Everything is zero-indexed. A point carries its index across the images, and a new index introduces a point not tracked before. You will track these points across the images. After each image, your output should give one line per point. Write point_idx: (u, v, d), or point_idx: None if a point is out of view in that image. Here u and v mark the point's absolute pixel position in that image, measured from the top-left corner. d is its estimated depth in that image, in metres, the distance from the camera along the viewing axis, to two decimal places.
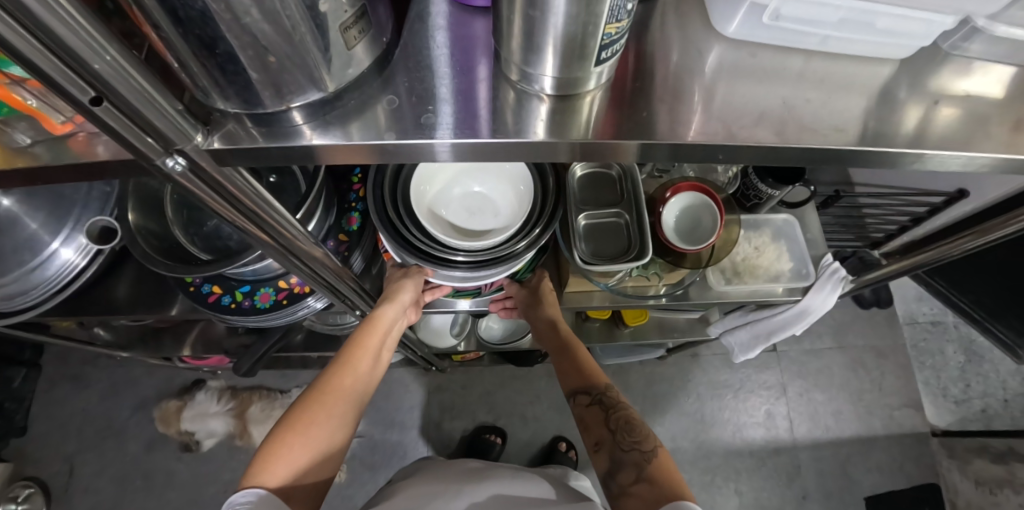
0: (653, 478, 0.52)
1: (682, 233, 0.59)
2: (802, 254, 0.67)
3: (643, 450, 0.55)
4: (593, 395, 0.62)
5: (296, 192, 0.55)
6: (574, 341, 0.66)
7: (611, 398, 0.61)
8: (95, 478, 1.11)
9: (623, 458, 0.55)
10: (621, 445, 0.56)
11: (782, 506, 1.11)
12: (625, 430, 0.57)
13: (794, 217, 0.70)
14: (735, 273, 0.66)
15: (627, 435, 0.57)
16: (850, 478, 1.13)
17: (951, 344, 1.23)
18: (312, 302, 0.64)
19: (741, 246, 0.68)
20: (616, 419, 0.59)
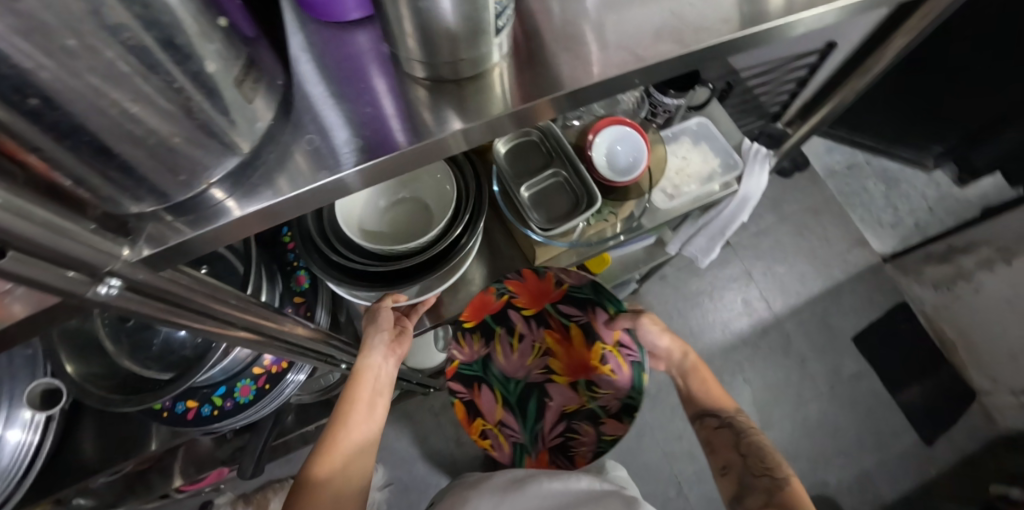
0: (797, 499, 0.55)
1: (617, 167, 0.61)
2: (724, 148, 0.72)
3: (779, 477, 0.57)
4: (723, 420, 0.66)
5: (235, 273, 0.51)
6: (701, 369, 0.72)
7: (738, 425, 0.65)
8: None
9: (752, 482, 0.58)
10: (750, 469, 0.60)
11: (787, 376, 1.20)
12: (755, 457, 0.61)
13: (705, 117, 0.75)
14: (674, 186, 0.70)
15: (757, 461, 0.60)
16: (831, 327, 1.24)
17: (870, 179, 1.35)
18: (293, 377, 0.61)
19: (670, 161, 0.71)
20: (744, 451, 0.62)
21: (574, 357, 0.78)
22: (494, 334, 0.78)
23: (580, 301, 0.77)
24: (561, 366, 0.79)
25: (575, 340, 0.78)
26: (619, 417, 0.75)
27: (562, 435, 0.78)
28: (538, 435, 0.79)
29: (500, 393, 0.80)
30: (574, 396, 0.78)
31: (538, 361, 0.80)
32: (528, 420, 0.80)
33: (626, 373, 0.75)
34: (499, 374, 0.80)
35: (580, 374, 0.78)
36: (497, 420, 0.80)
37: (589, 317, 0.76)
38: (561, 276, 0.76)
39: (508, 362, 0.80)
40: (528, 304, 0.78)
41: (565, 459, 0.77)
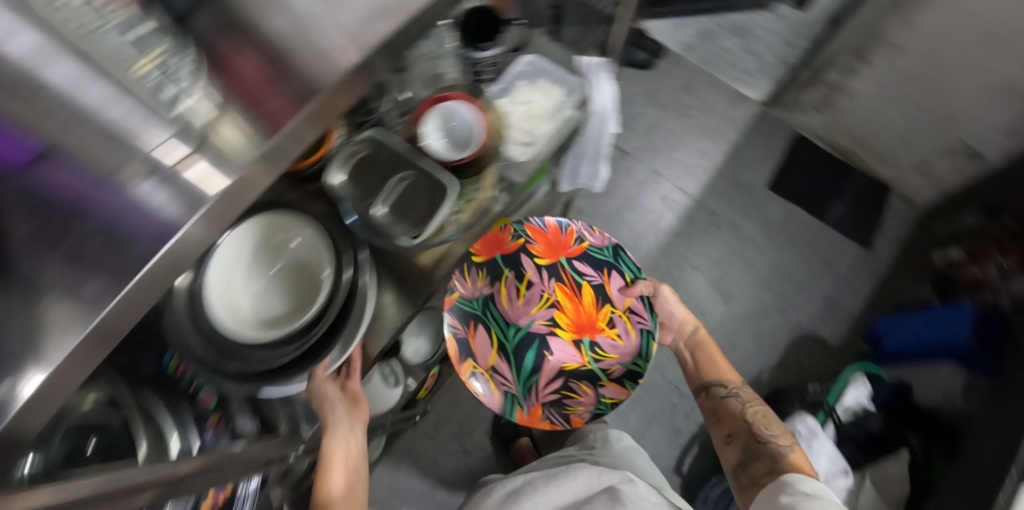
0: (798, 461, 0.72)
1: (454, 145, 0.60)
2: (562, 75, 0.70)
3: (783, 442, 0.76)
4: (731, 390, 0.83)
5: (125, 434, 0.46)
6: (710, 348, 0.89)
7: (746, 398, 0.82)
8: None
9: (757, 450, 0.75)
10: (755, 438, 0.77)
11: (726, 247, 1.25)
12: (763, 423, 0.78)
13: (533, 53, 0.72)
14: (529, 131, 0.67)
15: (762, 431, 0.77)
16: (744, 186, 1.29)
17: (723, 36, 1.38)
18: (247, 490, 0.57)
19: (516, 109, 0.68)
20: (750, 419, 0.79)
21: (584, 317, 0.91)
22: (503, 276, 0.90)
23: (597, 260, 0.90)
24: (567, 321, 0.91)
25: (586, 300, 0.91)
26: (621, 382, 0.87)
27: (556, 394, 0.89)
28: (531, 389, 0.89)
29: (499, 336, 0.90)
30: (575, 354, 0.90)
31: (541, 312, 0.92)
32: (523, 377, 0.90)
33: (630, 343, 0.88)
34: (501, 316, 0.90)
35: (586, 333, 0.90)
36: (491, 365, 0.88)
37: (603, 279, 0.90)
38: (582, 234, 0.90)
39: (513, 307, 0.91)
40: (544, 254, 0.91)
41: (556, 417, 0.89)
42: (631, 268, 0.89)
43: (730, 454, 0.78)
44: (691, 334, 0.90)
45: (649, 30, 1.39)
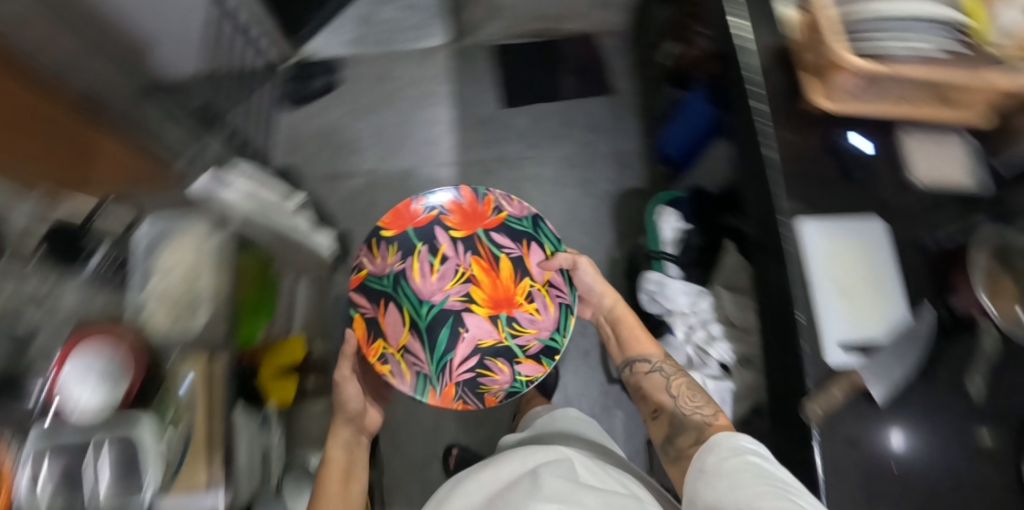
0: (719, 428, 0.75)
1: (105, 383, 0.68)
2: (167, 246, 0.90)
3: (704, 413, 0.79)
4: (655, 365, 0.89)
5: None
6: (631, 323, 0.96)
7: (671, 371, 0.87)
8: None
9: (685, 421, 0.79)
10: (682, 409, 0.81)
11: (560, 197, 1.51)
12: (685, 397, 0.82)
13: (135, 239, 0.89)
14: (170, 319, 0.84)
15: (692, 400, 0.81)
16: (485, 120, 1.57)
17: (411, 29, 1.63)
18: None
19: (153, 285, 0.86)
20: (677, 392, 0.84)
21: (501, 293, 1.07)
22: (414, 250, 1.06)
23: (516, 231, 1.06)
24: (484, 297, 1.07)
25: (503, 274, 1.07)
26: (537, 358, 1.02)
27: (470, 373, 1.02)
28: (445, 368, 1.02)
29: (413, 313, 1.05)
30: (490, 330, 1.06)
31: (456, 291, 1.08)
32: (437, 356, 1.03)
33: (552, 320, 1.03)
34: (416, 295, 1.06)
35: (502, 309, 1.06)
36: (402, 345, 1.01)
37: (521, 252, 1.05)
38: (499, 206, 1.06)
39: (424, 284, 1.07)
40: (459, 226, 1.07)
41: (469, 397, 1.00)
42: (551, 241, 1.03)
43: (660, 427, 0.83)
44: (614, 310, 0.99)
45: (312, 51, 1.59)
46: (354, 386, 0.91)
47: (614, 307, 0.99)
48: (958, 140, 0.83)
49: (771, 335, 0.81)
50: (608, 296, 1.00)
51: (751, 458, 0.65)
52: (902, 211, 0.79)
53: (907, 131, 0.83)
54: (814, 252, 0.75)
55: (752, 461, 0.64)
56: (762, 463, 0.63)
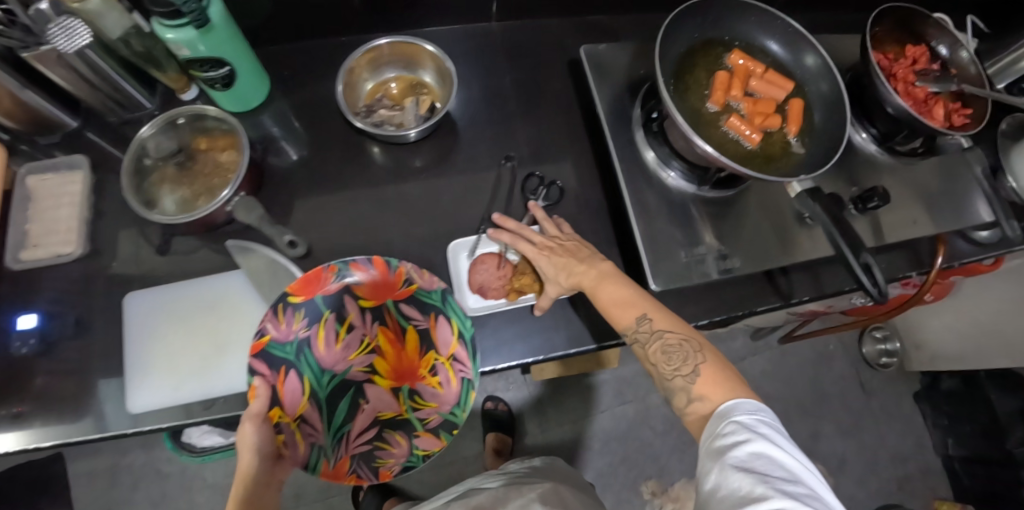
0: (706, 392, 0.47)
1: None
2: None
3: (686, 375, 0.49)
4: (631, 333, 0.52)
5: None
6: (586, 266, 0.57)
7: (654, 328, 0.51)
8: (876, 461, 1.14)
9: (672, 384, 0.49)
10: (666, 372, 0.50)
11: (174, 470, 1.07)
12: (662, 363, 0.50)
13: None
14: None
15: (672, 362, 0.50)
16: None
17: None
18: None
19: None
20: (687, 394, 0.48)
21: (405, 363, 0.64)
22: (321, 319, 0.60)
23: (422, 305, 0.62)
24: (387, 369, 0.64)
25: (410, 345, 0.64)
26: (437, 430, 0.61)
27: (368, 446, 0.61)
28: (342, 438, 0.61)
29: (312, 386, 0.61)
30: (393, 401, 0.63)
31: (363, 361, 0.64)
32: (335, 422, 0.61)
33: (451, 391, 0.61)
34: (316, 366, 0.61)
35: (405, 382, 0.64)
36: (301, 414, 0.58)
37: (428, 326, 0.62)
38: (411, 275, 0.60)
39: (328, 356, 0.62)
40: (369, 297, 0.62)
41: (368, 467, 0.60)
42: (458, 316, 0.59)
43: (672, 397, 0.50)
44: (541, 267, 0.59)
45: None
46: (260, 429, 0.50)
47: (584, 268, 0.57)
48: (64, 167, 0.64)
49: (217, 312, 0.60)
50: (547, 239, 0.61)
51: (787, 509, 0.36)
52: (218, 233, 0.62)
53: (24, 174, 0.64)
54: (135, 327, 0.59)
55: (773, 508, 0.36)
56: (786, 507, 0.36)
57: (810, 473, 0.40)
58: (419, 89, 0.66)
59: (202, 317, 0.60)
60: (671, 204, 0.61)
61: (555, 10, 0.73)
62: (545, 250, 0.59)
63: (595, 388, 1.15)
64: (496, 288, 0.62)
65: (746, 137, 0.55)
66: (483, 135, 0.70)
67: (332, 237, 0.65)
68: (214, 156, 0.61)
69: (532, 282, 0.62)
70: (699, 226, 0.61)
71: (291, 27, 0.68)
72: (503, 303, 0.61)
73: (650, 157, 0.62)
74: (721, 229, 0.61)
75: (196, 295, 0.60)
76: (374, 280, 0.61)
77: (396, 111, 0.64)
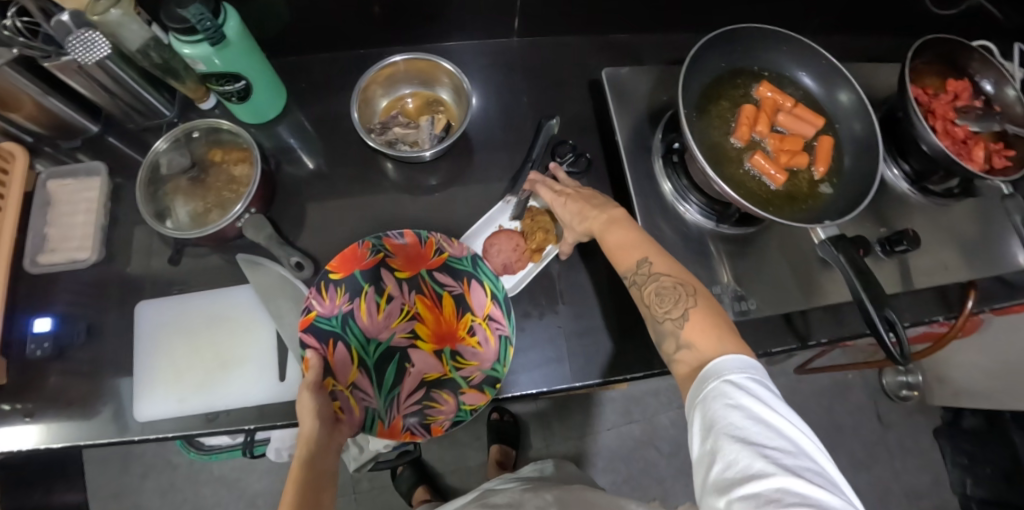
0: (694, 340, 0.45)
1: None
2: None
3: (675, 319, 0.47)
4: (631, 276, 0.51)
5: None
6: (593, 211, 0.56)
7: (653, 271, 0.50)
8: (892, 498, 1.09)
9: (662, 328, 0.48)
10: (659, 315, 0.48)
11: (171, 464, 1.05)
12: (654, 304, 0.49)
13: None
14: None
15: (662, 303, 0.48)
16: None
17: None
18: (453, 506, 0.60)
19: None
20: (675, 337, 0.47)
21: (445, 326, 0.60)
22: (360, 292, 0.58)
23: (456, 272, 0.60)
24: (428, 332, 0.60)
25: (448, 310, 0.60)
26: (482, 385, 0.56)
27: (419, 406, 0.57)
28: (393, 400, 0.57)
29: (360, 354, 0.58)
30: (438, 363, 0.59)
31: (404, 328, 0.60)
32: (386, 386, 0.58)
33: (491, 349, 0.57)
34: (360, 333, 0.58)
35: (446, 344, 0.59)
36: (353, 381, 0.56)
37: (463, 290, 0.59)
38: (442, 244, 0.60)
39: (370, 324, 0.59)
40: (404, 268, 0.60)
41: (422, 427, 0.56)
42: (493, 278, 0.59)
43: (661, 343, 0.48)
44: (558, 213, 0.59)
45: None
46: (317, 396, 0.52)
47: (591, 212, 0.56)
48: (85, 174, 0.65)
49: (227, 326, 0.60)
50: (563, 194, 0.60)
51: (788, 489, 0.33)
52: (232, 245, 0.63)
53: (46, 178, 0.65)
54: (147, 335, 0.59)
55: (771, 487, 0.33)
56: (788, 487, 0.33)
57: (810, 441, 0.37)
58: (436, 107, 0.65)
59: (208, 329, 0.60)
60: (688, 240, 0.59)
61: (579, 28, 0.72)
62: (561, 195, 0.59)
63: (602, 405, 1.13)
64: (518, 258, 0.61)
65: (771, 177, 0.52)
66: (500, 154, 0.68)
67: (341, 253, 0.64)
68: (227, 169, 0.61)
69: (547, 237, 0.61)
70: (716, 264, 0.59)
71: (311, 39, 0.68)
72: (532, 266, 0.61)
73: (667, 189, 0.60)
74: (740, 267, 0.59)
75: (201, 308, 0.61)
76: (407, 249, 0.61)
77: (411, 128, 0.63)
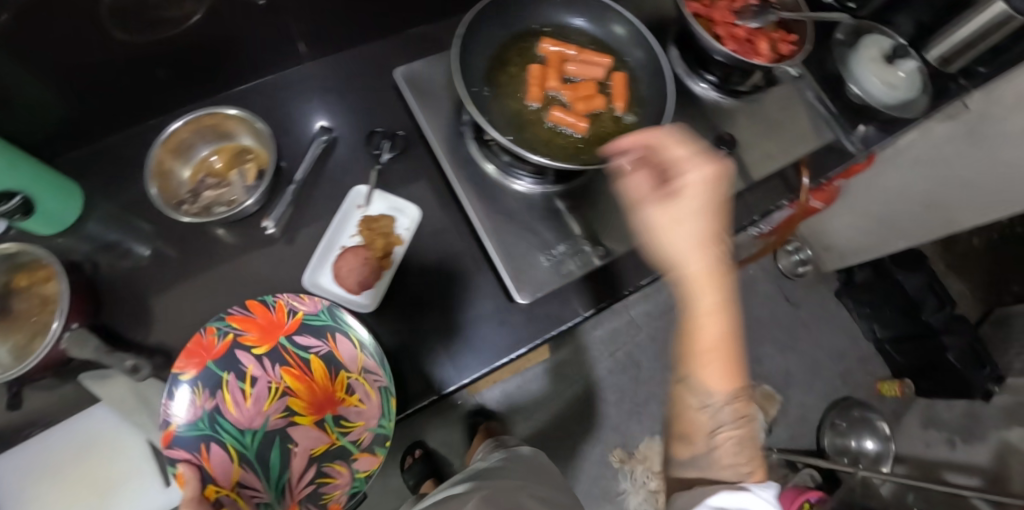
0: (753, 481, 0.37)
1: None
2: None
3: (741, 472, 0.37)
4: (715, 406, 0.36)
5: None
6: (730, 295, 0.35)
7: (738, 414, 0.36)
8: (818, 364, 1.20)
9: (715, 471, 0.37)
10: (708, 460, 0.37)
11: None
12: (726, 451, 0.37)
13: None
14: None
15: (726, 449, 0.37)
16: None
17: None
18: None
19: None
20: (721, 432, 0.37)
21: (320, 391, 0.55)
22: (220, 384, 0.52)
23: (316, 328, 0.55)
24: (305, 404, 0.54)
25: (319, 372, 0.55)
26: (373, 447, 0.53)
27: (313, 486, 0.52)
28: (284, 489, 0.52)
29: (237, 448, 0.52)
30: (323, 434, 0.54)
31: (278, 407, 0.54)
32: (274, 474, 0.53)
33: (373, 403, 0.53)
34: (230, 428, 0.52)
35: (327, 410, 0.55)
36: (236, 481, 0.51)
37: (329, 347, 0.54)
38: (292, 304, 0.54)
39: (240, 414, 0.53)
40: (258, 343, 0.54)
41: (321, 506, 0.52)
42: (356, 330, 0.54)
43: (690, 423, 0.37)
44: (673, 248, 0.36)
45: None
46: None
47: (722, 249, 0.36)
48: None
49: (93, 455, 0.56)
50: (718, 189, 0.36)
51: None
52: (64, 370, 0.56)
53: None
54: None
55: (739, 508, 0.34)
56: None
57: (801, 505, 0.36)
58: (244, 157, 0.61)
59: (77, 464, 0.55)
60: (527, 210, 0.61)
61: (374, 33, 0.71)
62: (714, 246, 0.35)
63: (544, 377, 1.16)
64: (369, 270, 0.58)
65: (574, 127, 0.53)
66: (328, 181, 0.64)
67: (191, 336, 0.58)
68: (36, 292, 0.55)
69: (389, 241, 0.60)
70: (568, 221, 0.61)
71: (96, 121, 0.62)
72: (388, 273, 0.58)
73: (491, 169, 0.61)
74: (585, 217, 0.61)
75: (61, 444, 0.55)
76: (260, 323, 0.54)
77: (223, 187, 0.60)
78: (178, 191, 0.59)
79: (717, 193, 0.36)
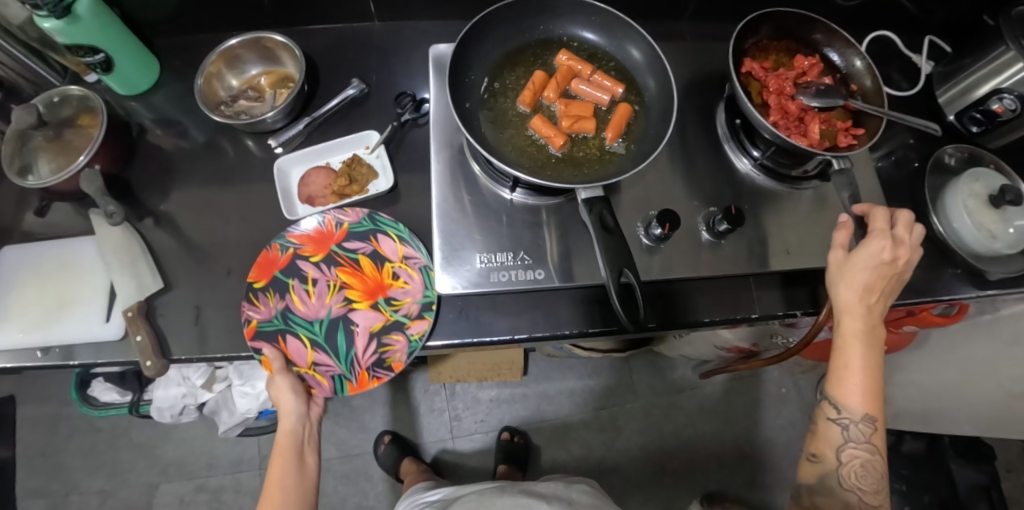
0: None
1: None
2: None
3: (863, 494, 0.51)
4: (845, 417, 0.52)
5: None
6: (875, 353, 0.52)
7: (869, 437, 0.51)
8: None
9: (833, 484, 0.52)
10: (841, 476, 0.52)
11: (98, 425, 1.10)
12: (853, 472, 0.51)
13: None
14: None
15: (858, 468, 0.52)
16: None
17: None
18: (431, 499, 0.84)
19: None
20: (850, 450, 0.52)
21: (371, 280, 0.60)
22: (287, 287, 0.59)
23: (361, 233, 0.62)
24: (360, 292, 0.60)
25: (369, 268, 0.61)
26: (422, 314, 0.58)
27: (375, 354, 0.57)
28: (352, 360, 0.58)
29: (309, 336, 0.58)
30: (379, 313, 0.59)
31: (339, 298, 0.59)
32: (342, 351, 0.58)
33: (417, 281, 0.59)
34: (299, 319, 0.58)
35: (378, 295, 0.60)
36: (312, 360, 0.58)
37: (371, 247, 0.61)
38: (338, 217, 0.62)
39: (307, 308, 0.59)
40: (314, 250, 0.61)
41: (385, 369, 0.57)
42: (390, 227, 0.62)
43: (825, 437, 0.53)
44: (855, 282, 0.52)
45: None
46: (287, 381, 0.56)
47: (871, 313, 0.52)
48: None
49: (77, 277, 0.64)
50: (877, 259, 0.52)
51: None
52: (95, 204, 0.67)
53: None
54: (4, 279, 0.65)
55: None
56: None
57: None
58: (286, 83, 0.69)
59: (63, 277, 0.65)
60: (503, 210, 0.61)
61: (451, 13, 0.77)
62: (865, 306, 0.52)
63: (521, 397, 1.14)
64: (324, 196, 0.66)
65: (551, 140, 0.52)
66: (353, 126, 0.70)
67: (191, 214, 0.66)
68: (89, 132, 0.66)
69: (350, 186, 0.65)
70: (545, 235, 0.60)
71: (206, 21, 0.73)
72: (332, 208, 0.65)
73: (477, 169, 0.62)
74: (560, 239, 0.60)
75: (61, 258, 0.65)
76: (317, 230, 0.61)
77: (256, 102, 0.68)
78: (224, 94, 0.68)
79: (871, 272, 0.52)
